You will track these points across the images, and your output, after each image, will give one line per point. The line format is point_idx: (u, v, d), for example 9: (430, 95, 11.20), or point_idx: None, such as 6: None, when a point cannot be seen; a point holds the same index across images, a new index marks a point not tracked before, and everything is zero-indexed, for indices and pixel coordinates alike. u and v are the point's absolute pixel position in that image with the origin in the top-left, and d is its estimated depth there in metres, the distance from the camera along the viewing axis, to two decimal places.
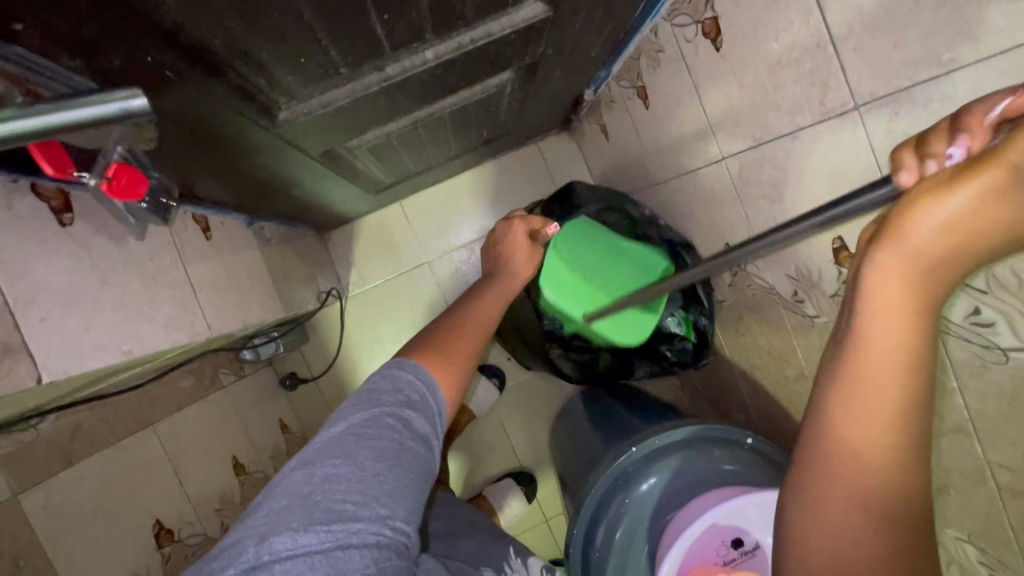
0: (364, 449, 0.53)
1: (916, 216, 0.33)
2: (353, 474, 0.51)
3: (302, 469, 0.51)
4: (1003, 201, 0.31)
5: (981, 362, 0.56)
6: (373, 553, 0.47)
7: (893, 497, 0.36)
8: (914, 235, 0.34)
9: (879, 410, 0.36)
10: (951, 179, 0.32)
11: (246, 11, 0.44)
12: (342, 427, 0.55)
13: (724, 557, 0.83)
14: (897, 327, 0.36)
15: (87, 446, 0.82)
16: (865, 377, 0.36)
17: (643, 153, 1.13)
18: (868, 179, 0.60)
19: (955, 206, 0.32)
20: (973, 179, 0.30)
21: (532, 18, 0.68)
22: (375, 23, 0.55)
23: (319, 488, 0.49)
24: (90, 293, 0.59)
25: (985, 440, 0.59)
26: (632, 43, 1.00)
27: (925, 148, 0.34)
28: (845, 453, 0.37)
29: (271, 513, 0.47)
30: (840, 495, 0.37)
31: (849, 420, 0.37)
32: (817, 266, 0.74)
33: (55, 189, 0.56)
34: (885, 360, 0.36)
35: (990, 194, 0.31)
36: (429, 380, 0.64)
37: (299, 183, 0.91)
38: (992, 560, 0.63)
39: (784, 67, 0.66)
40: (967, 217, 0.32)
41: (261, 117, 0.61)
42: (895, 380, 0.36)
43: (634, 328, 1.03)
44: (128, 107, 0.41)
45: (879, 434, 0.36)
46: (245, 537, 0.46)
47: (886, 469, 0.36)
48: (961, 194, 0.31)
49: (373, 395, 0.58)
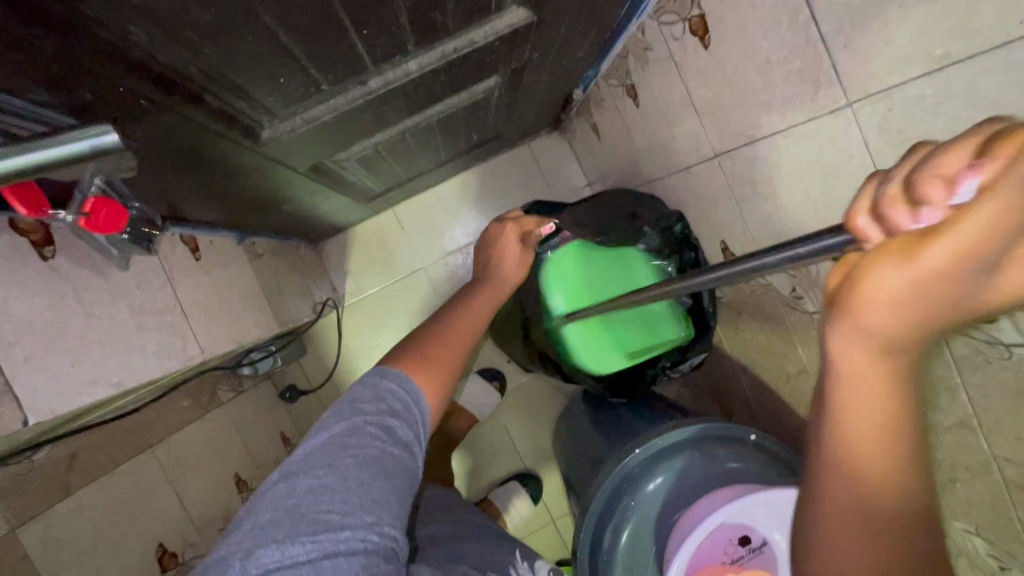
0: (347, 458, 0.51)
1: (867, 289, 0.30)
2: (338, 484, 0.49)
3: (285, 482, 0.50)
4: (961, 275, 0.27)
5: (984, 357, 0.55)
6: (361, 559, 0.46)
7: (903, 531, 0.34)
8: (868, 302, 0.30)
9: (871, 439, 0.33)
10: (904, 248, 0.28)
11: (217, 38, 0.44)
12: (322, 437, 0.53)
13: (732, 555, 0.83)
14: (874, 381, 0.32)
15: (86, 475, 0.81)
16: (845, 424, 0.34)
17: (635, 150, 1.12)
18: (863, 176, 0.59)
19: (903, 275, 0.28)
20: (923, 255, 0.27)
21: (517, 24, 0.67)
22: (355, 40, 0.53)
23: (303, 499, 0.48)
24: (75, 327, 0.58)
25: (991, 436, 0.58)
26: (619, 43, 0.99)
27: (882, 216, 0.29)
28: (847, 494, 0.34)
29: (254, 528, 0.46)
30: (847, 525, 0.34)
31: (844, 458, 0.34)
32: (815, 263, 0.73)
33: (35, 223, 0.55)
34: (867, 410, 0.33)
35: (940, 263, 0.27)
36: (412, 386, 0.62)
37: (289, 198, 0.90)
38: (1002, 553, 0.63)
39: (775, 65, 0.65)
40: (919, 281, 0.28)
41: (243, 138, 0.60)
42: (878, 408, 0.33)
43: (599, 358, 1.14)
44: (99, 144, 0.39)
45: (877, 477, 0.34)
46: (230, 552, 0.45)
47: (886, 488, 0.34)
48: (911, 266, 0.28)
49: (353, 403, 0.57)
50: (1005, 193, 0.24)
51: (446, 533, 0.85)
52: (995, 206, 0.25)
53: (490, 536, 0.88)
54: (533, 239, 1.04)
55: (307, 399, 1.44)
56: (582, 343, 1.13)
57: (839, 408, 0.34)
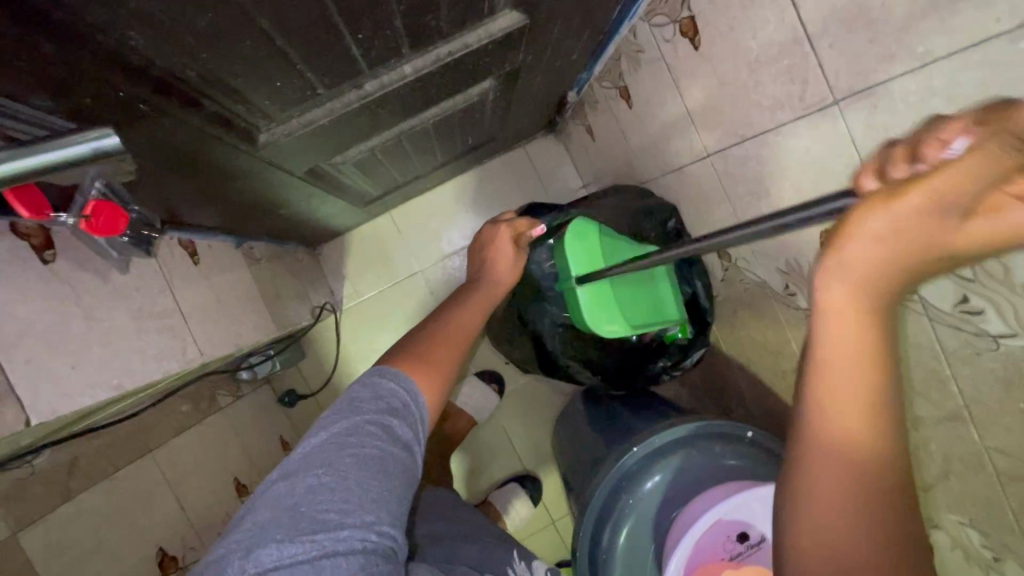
0: (346, 457, 0.52)
1: (846, 237, 0.33)
2: (337, 483, 0.50)
3: (284, 481, 0.50)
4: (936, 222, 0.31)
5: (974, 349, 0.56)
6: (360, 559, 0.47)
7: (880, 493, 0.33)
8: (847, 251, 0.33)
9: (850, 392, 0.34)
10: (888, 195, 0.31)
11: (214, 43, 0.44)
12: (322, 437, 0.54)
13: (731, 552, 0.84)
14: (856, 330, 0.34)
15: (86, 479, 0.82)
16: (824, 377, 0.35)
17: (629, 151, 1.13)
18: (851, 172, 0.60)
19: (883, 221, 0.31)
20: (901, 201, 0.30)
21: (510, 27, 0.68)
22: (350, 44, 0.54)
23: (303, 498, 0.48)
24: (75, 330, 0.58)
25: (982, 426, 0.59)
26: (611, 45, 1.00)
27: (885, 171, 0.34)
28: (828, 448, 0.34)
29: (254, 528, 0.47)
30: (825, 481, 0.34)
31: (825, 408, 0.35)
32: (808, 260, 0.74)
33: (36, 228, 0.55)
34: (842, 363, 0.34)
35: (919, 208, 0.30)
36: (411, 387, 0.63)
37: (286, 202, 0.91)
38: (996, 543, 0.63)
39: (763, 65, 0.66)
40: (899, 227, 0.31)
41: (241, 142, 0.61)
42: (859, 361, 0.34)
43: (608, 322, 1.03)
44: (100, 146, 0.40)
45: (852, 430, 0.34)
46: (229, 552, 0.46)
47: (864, 443, 0.34)
48: (897, 212, 0.31)
49: (352, 403, 0.57)
50: (988, 149, 0.30)
51: (446, 532, 0.85)
52: (951, 171, 0.30)
53: (490, 535, 0.89)
54: (526, 242, 1.00)
55: (307, 403, 1.44)
56: (593, 303, 1.03)
57: (822, 358, 0.35)
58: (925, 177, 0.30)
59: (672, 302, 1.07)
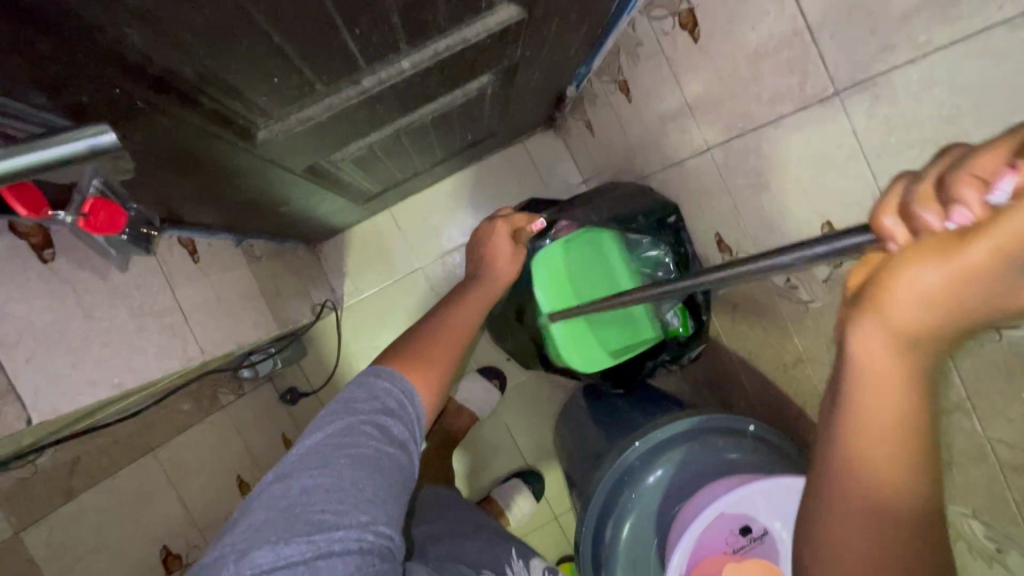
0: (342, 458, 0.52)
1: (888, 296, 0.28)
2: (332, 483, 0.50)
3: (279, 483, 0.50)
4: (1005, 277, 0.25)
5: (976, 341, 0.56)
6: (355, 559, 0.47)
7: (912, 549, 0.31)
8: (889, 307, 0.28)
9: (885, 445, 0.30)
10: (941, 245, 0.25)
11: (211, 39, 0.44)
12: (317, 438, 0.54)
13: (734, 545, 0.84)
14: (892, 382, 0.30)
15: (88, 478, 0.83)
16: (854, 431, 0.31)
17: (629, 146, 1.13)
18: (852, 164, 0.60)
19: (935, 274, 0.26)
20: (962, 254, 0.24)
21: (508, 21, 0.68)
22: (347, 39, 0.54)
23: (298, 500, 0.48)
24: (76, 330, 0.58)
25: (984, 418, 0.59)
26: (610, 39, 1.00)
27: (917, 204, 0.27)
28: (855, 502, 0.31)
29: (250, 529, 0.47)
30: (852, 537, 0.31)
31: (851, 461, 0.31)
32: (809, 252, 0.74)
33: (35, 226, 0.55)
34: (878, 421, 0.30)
35: (981, 264, 0.24)
36: (406, 387, 0.63)
37: (285, 199, 0.91)
38: (999, 535, 0.63)
39: (763, 57, 0.65)
40: (955, 283, 0.26)
41: (239, 139, 0.61)
42: (892, 414, 0.30)
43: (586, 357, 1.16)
44: (95, 144, 0.39)
45: (884, 483, 0.31)
46: (225, 554, 0.46)
47: (897, 495, 0.31)
48: (951, 266, 0.25)
49: (347, 404, 0.57)
50: None
51: (448, 529, 0.85)
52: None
53: (492, 531, 0.89)
54: (525, 237, 1.00)
55: (308, 401, 1.44)
56: (570, 342, 1.15)
57: (852, 407, 0.31)
58: (991, 226, 0.23)
59: (646, 323, 1.16)
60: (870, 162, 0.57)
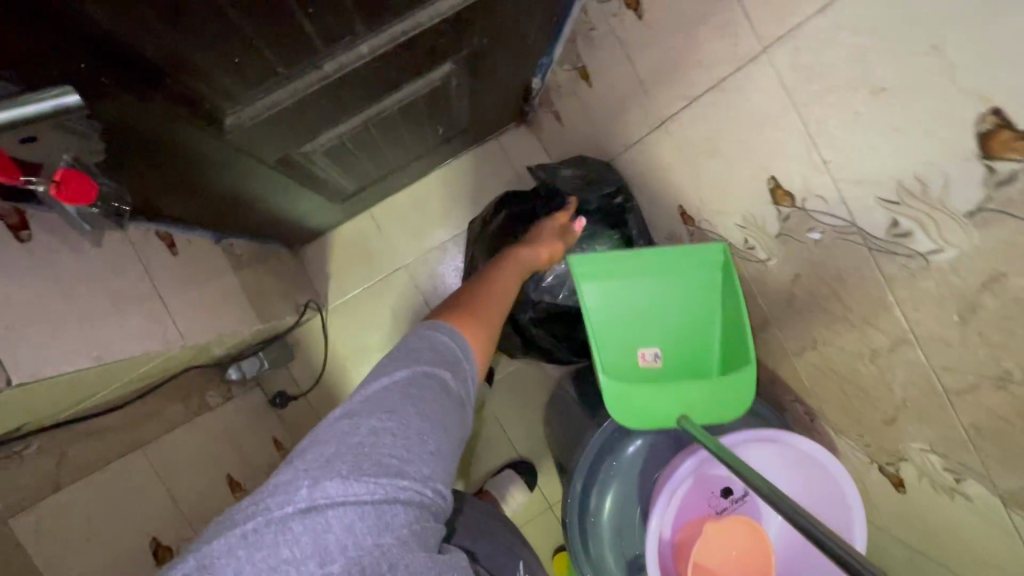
0: (409, 407, 0.54)
1: None
2: (400, 429, 0.52)
3: (348, 420, 0.52)
4: None
5: (909, 272, 0.59)
6: (414, 511, 0.49)
7: None
8: None
9: None
10: None
11: (170, 18, 0.48)
12: (386, 383, 0.56)
13: (716, 506, 0.89)
14: None
15: (76, 472, 0.84)
16: None
17: (594, 131, 1.17)
18: (785, 117, 0.64)
19: None
20: None
21: (460, 4, 0.71)
22: (303, 20, 0.57)
23: (367, 439, 0.50)
24: (58, 306, 0.61)
25: (927, 347, 0.62)
26: (568, 26, 1.04)
27: None
28: None
29: (320, 458, 0.48)
30: None
31: None
32: (760, 211, 0.77)
33: (11, 209, 0.58)
34: None
35: None
36: (461, 342, 0.66)
37: (261, 195, 0.94)
38: (955, 464, 0.66)
39: (699, 25, 0.70)
40: None
41: (205, 124, 0.64)
42: None
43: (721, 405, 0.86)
44: (62, 103, 0.42)
45: None
46: (294, 477, 0.47)
47: None
48: None
49: (413, 357, 0.60)
50: None
51: None
52: None
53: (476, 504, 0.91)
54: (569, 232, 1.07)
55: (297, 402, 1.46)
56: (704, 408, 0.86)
57: None
58: None
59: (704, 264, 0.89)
60: (801, 112, 0.62)
